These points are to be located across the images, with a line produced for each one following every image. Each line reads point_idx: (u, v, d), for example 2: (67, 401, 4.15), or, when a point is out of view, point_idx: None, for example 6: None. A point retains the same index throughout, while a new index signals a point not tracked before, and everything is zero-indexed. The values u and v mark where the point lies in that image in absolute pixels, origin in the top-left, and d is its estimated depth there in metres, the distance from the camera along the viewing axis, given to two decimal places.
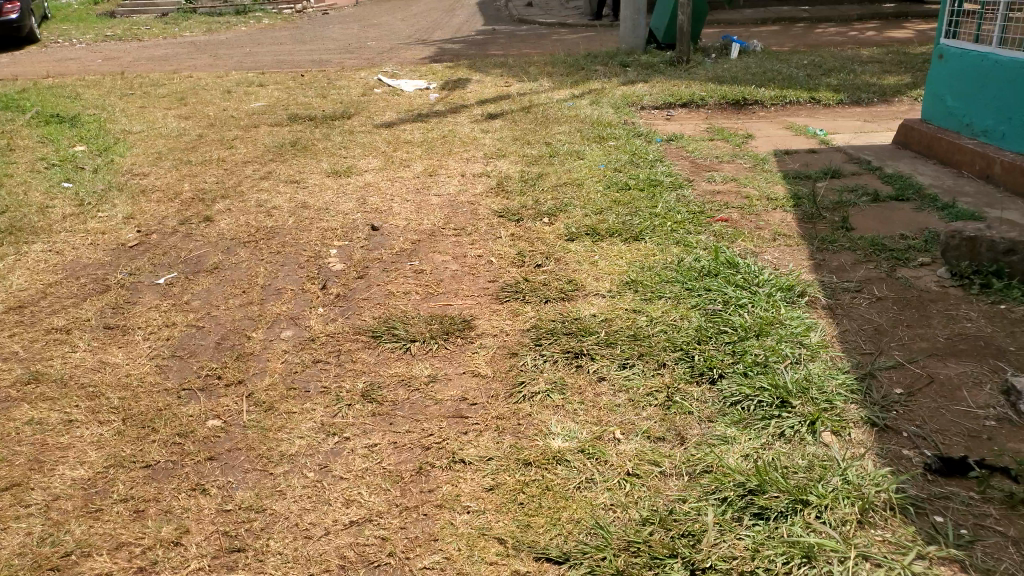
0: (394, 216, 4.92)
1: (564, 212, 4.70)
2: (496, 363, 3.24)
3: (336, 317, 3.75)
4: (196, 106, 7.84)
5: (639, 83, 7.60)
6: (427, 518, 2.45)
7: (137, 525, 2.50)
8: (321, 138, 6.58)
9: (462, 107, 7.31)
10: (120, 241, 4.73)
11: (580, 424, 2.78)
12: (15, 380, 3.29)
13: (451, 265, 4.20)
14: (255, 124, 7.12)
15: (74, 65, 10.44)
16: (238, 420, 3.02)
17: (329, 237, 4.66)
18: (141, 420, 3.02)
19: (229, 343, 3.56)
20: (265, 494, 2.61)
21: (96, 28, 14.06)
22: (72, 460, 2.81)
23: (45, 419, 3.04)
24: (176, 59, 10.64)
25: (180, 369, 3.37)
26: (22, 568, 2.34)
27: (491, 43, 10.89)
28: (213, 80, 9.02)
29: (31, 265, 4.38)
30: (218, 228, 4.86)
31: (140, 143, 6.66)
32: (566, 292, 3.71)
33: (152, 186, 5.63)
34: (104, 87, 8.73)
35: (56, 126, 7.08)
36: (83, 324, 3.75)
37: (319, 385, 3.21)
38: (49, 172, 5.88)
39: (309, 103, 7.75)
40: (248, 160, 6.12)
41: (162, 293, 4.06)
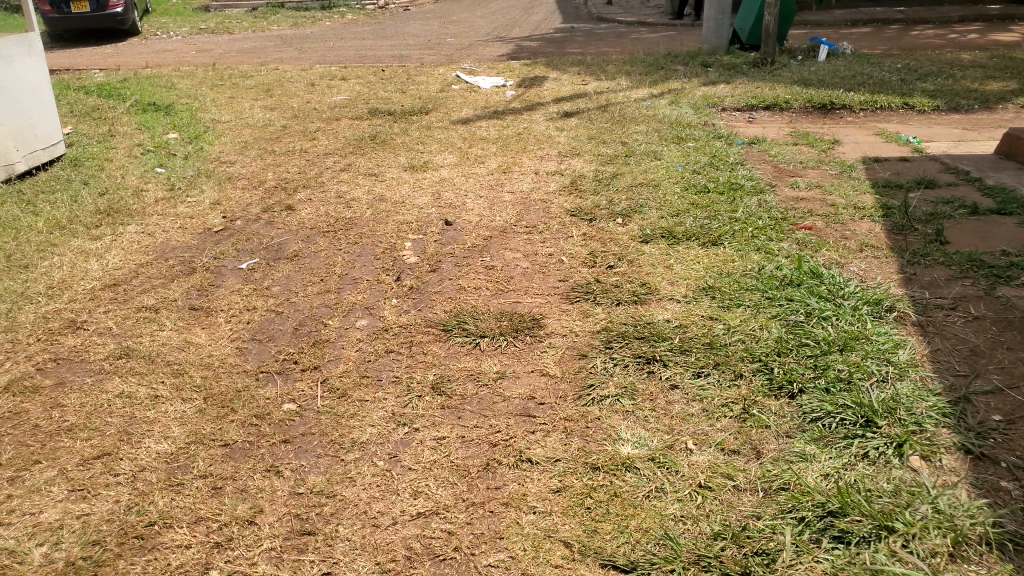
0: (467, 211, 4.94)
1: (639, 212, 4.63)
2: (565, 363, 3.21)
3: (408, 309, 3.78)
4: (281, 98, 8.05)
5: (721, 84, 7.43)
6: (494, 515, 2.45)
7: (215, 502, 2.57)
8: (400, 132, 6.67)
9: (538, 104, 7.29)
10: (207, 226, 4.89)
11: (651, 432, 2.73)
12: (108, 354, 3.44)
13: (522, 262, 4.19)
14: (336, 117, 7.26)
15: (170, 56, 10.87)
16: (312, 406, 3.08)
17: (404, 231, 4.71)
18: (222, 399, 3.11)
19: (305, 330, 3.64)
20: (336, 480, 2.66)
21: (191, 21, 14.60)
22: (158, 434, 2.91)
23: (134, 392, 3.16)
24: (264, 52, 10.95)
25: (259, 352, 3.46)
26: (109, 535, 2.44)
27: (570, 41, 10.84)
28: (298, 73, 9.27)
29: (125, 245, 4.58)
30: (299, 217, 4.97)
31: (228, 131, 6.88)
32: (639, 296, 3.65)
33: (239, 174, 5.81)
34: (197, 77, 9.07)
35: (153, 113, 7.39)
36: (170, 304, 3.89)
37: (391, 375, 3.25)
38: (144, 158, 6.14)
39: (390, 98, 7.86)
40: (329, 152, 6.25)
41: (245, 278, 4.17)
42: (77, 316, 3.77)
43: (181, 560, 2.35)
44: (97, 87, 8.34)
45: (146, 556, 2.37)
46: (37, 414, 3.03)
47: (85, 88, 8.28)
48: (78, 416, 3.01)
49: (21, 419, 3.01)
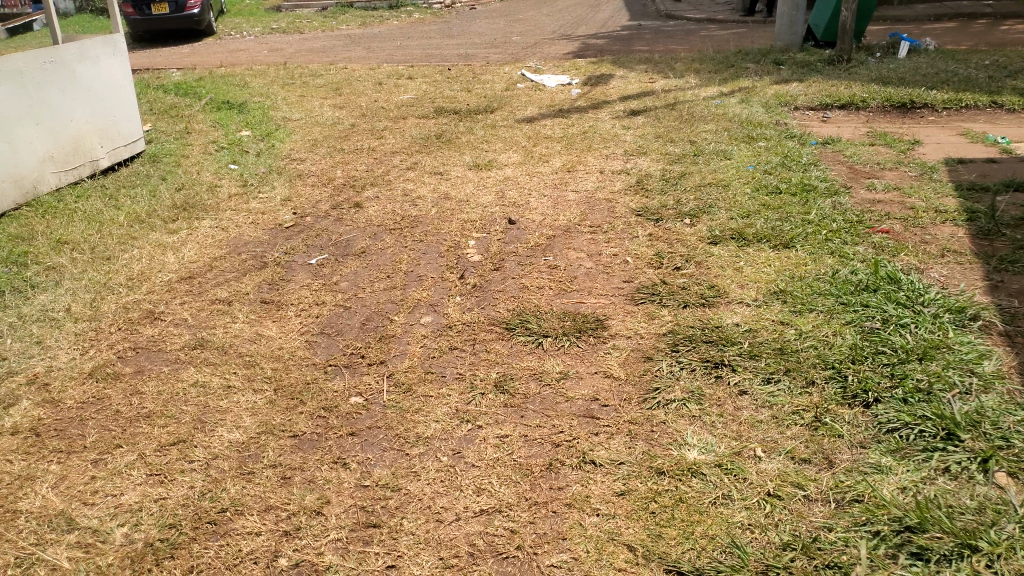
0: (531, 210, 4.94)
1: (707, 213, 4.55)
2: (630, 365, 3.18)
3: (472, 307, 3.80)
4: (350, 97, 8.20)
5: (793, 82, 7.24)
6: (557, 516, 2.44)
7: (284, 491, 2.64)
8: (465, 131, 6.70)
9: (604, 103, 7.23)
10: (278, 221, 5.02)
11: (718, 437, 2.68)
12: (184, 344, 3.56)
13: (587, 262, 4.16)
14: (403, 116, 7.36)
15: (243, 56, 11.18)
16: (378, 400, 3.12)
17: (468, 229, 4.74)
18: (291, 391, 3.19)
19: (372, 325, 3.70)
20: (401, 473, 2.69)
21: (263, 22, 15.00)
22: (230, 423, 3.00)
23: (208, 382, 3.26)
24: (333, 52, 11.17)
25: (327, 346, 3.54)
26: (184, 519, 2.52)
27: (637, 39, 10.73)
28: (367, 72, 9.41)
29: (200, 239, 4.73)
30: (367, 214, 5.06)
31: (298, 130, 7.04)
32: (707, 298, 3.59)
33: (309, 172, 5.94)
34: (269, 76, 9.31)
35: (227, 112, 7.61)
36: (242, 297, 4.01)
37: (455, 372, 3.27)
38: (219, 154, 6.33)
39: (455, 97, 7.92)
40: (396, 151, 6.33)
41: (314, 273, 4.27)
42: (155, 307, 3.91)
43: (252, 546, 2.42)
44: (175, 86, 8.64)
45: (219, 541, 2.44)
46: (118, 400, 3.15)
47: (164, 87, 8.60)
48: (155, 403, 3.13)
49: (103, 404, 3.14)
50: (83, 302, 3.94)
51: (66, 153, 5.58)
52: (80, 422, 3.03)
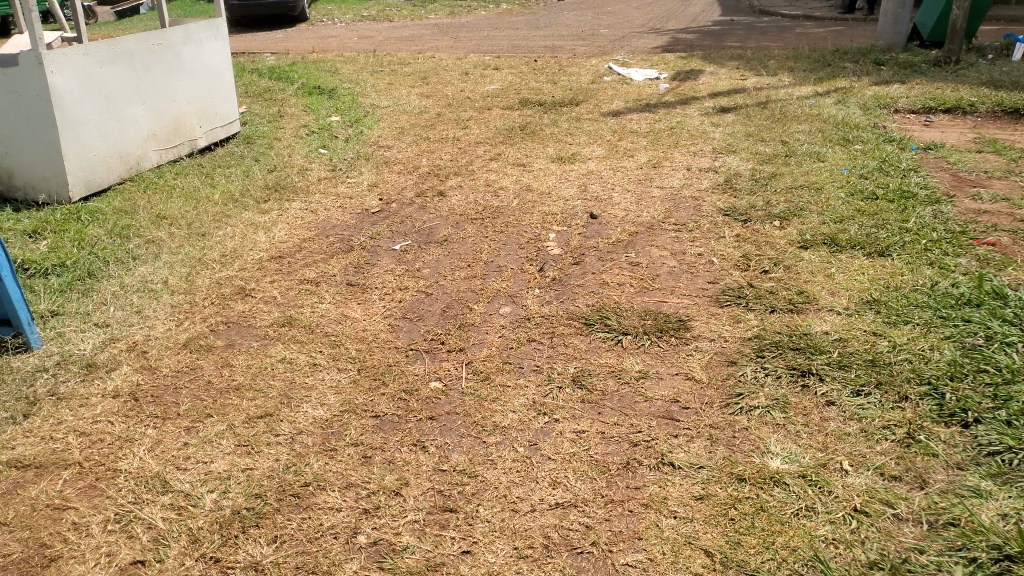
0: (614, 205, 4.90)
1: (797, 216, 4.43)
2: (712, 369, 3.13)
3: (552, 300, 3.80)
4: (436, 86, 8.29)
5: (894, 83, 6.95)
6: (633, 515, 2.43)
7: (364, 470, 2.71)
8: (549, 124, 6.69)
9: (692, 99, 7.10)
10: (364, 207, 5.13)
11: (803, 448, 2.62)
12: (273, 321, 3.69)
13: (669, 261, 4.10)
14: (488, 106, 7.39)
15: (334, 43, 11.43)
16: (457, 386, 3.17)
17: (550, 222, 4.73)
18: (374, 372, 3.27)
19: (452, 312, 3.75)
20: (478, 461, 2.72)
21: (354, 9, 15.30)
22: (315, 400, 3.09)
23: (295, 358, 3.37)
24: (421, 40, 11.31)
25: (409, 330, 3.60)
26: (270, 490, 2.62)
27: (728, 35, 10.49)
28: (454, 62, 9.50)
29: (290, 220, 4.88)
30: (450, 203, 5.12)
31: (386, 117, 7.17)
32: (795, 304, 3.49)
33: (395, 159, 6.04)
34: (360, 63, 9.50)
35: (318, 97, 7.81)
36: (329, 279, 4.12)
37: (533, 364, 3.28)
38: (309, 138, 6.51)
39: (541, 88, 7.91)
40: (481, 141, 6.37)
41: (397, 259, 4.34)
42: (247, 284, 4.06)
43: (332, 521, 2.49)
44: (269, 70, 8.91)
45: (301, 514, 2.52)
46: (210, 371, 3.29)
47: (259, 71, 8.88)
48: (244, 376, 3.25)
49: (196, 374, 3.28)
50: (180, 275, 4.12)
51: (167, 133, 5.83)
52: (174, 389, 3.18)
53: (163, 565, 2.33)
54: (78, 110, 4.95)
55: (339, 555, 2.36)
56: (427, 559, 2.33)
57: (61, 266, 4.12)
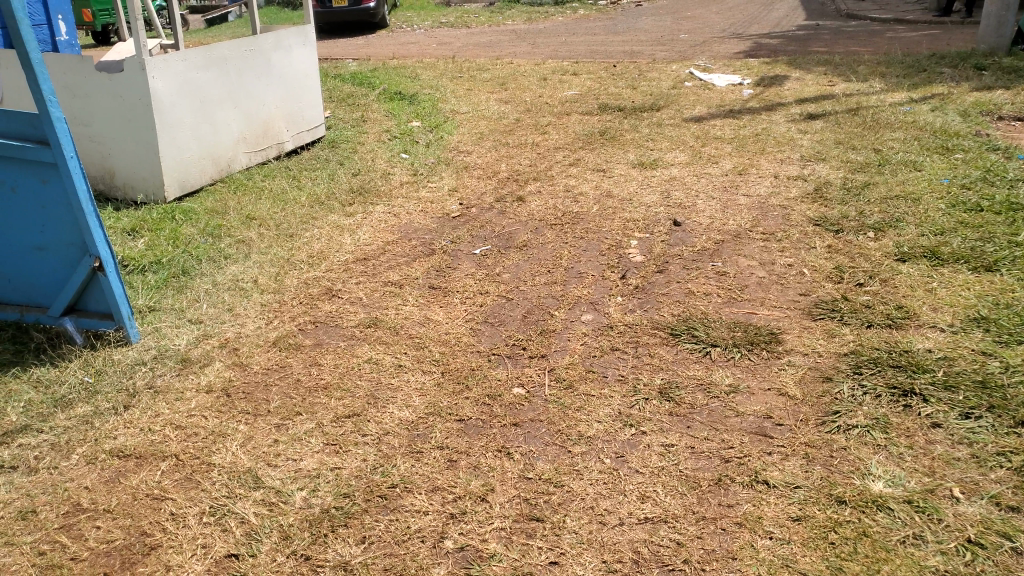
0: (698, 213, 4.80)
1: (894, 227, 4.24)
2: (806, 385, 3.02)
3: (635, 309, 3.74)
4: (515, 91, 8.31)
5: (997, 89, 6.61)
6: (727, 534, 2.36)
7: (450, 474, 2.71)
8: (630, 129, 6.62)
9: (778, 105, 6.92)
10: (445, 211, 5.17)
11: (907, 471, 2.50)
12: (358, 321, 3.74)
13: (758, 272, 3.99)
14: (567, 112, 7.37)
15: (414, 49, 11.62)
16: (540, 393, 3.14)
17: (631, 228, 4.67)
18: (457, 376, 3.27)
19: (533, 318, 3.73)
20: (564, 470, 2.69)
21: (433, 15, 15.52)
22: (400, 402, 3.11)
23: (380, 359, 3.41)
24: (498, 46, 11.38)
25: (490, 335, 3.59)
26: (358, 490, 2.64)
27: (814, 39, 10.19)
28: (532, 67, 9.51)
29: (374, 223, 4.96)
30: (530, 208, 5.11)
31: (466, 122, 7.22)
32: (894, 320, 3.34)
33: (474, 164, 6.08)
34: (439, 69, 9.62)
35: (399, 102, 7.93)
36: (412, 282, 4.16)
37: (617, 373, 3.23)
38: (391, 143, 6.61)
39: (620, 94, 7.84)
40: (560, 146, 6.35)
41: (478, 263, 4.35)
42: (333, 285, 4.13)
43: (420, 524, 2.49)
44: (352, 75, 9.11)
45: (389, 516, 2.53)
46: (299, 370, 3.36)
47: (341, 77, 9.09)
48: (332, 375, 3.30)
49: (286, 372, 3.35)
50: (270, 275, 4.22)
51: (256, 135, 6.00)
52: (264, 387, 3.24)
53: (256, 560, 2.37)
54: (175, 113, 5.14)
55: (427, 559, 2.36)
56: (515, 568, 2.31)
57: (157, 264, 4.28)
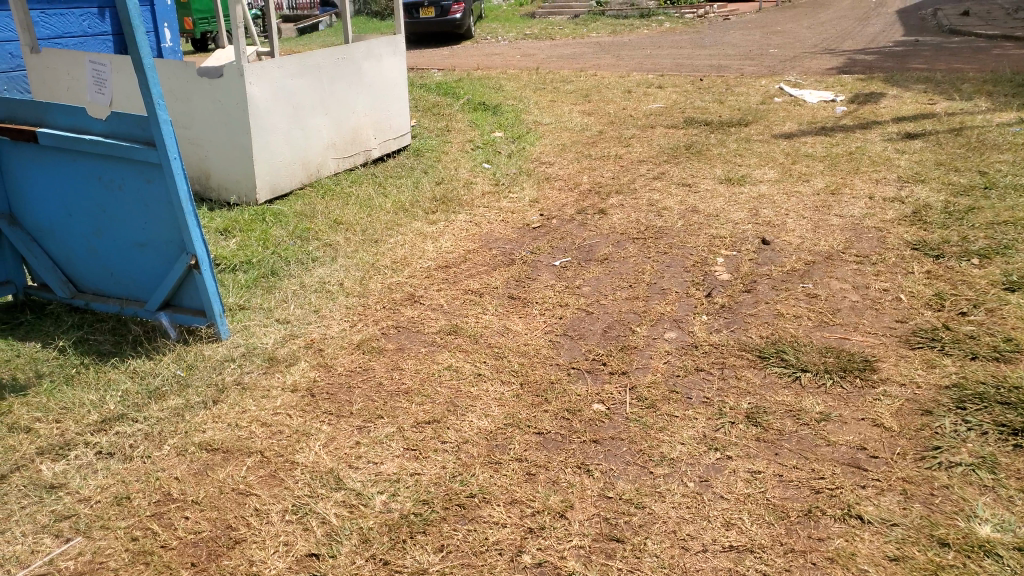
0: (788, 232, 4.66)
1: (1002, 254, 4.02)
2: (904, 417, 2.87)
3: (720, 329, 3.64)
4: (598, 103, 8.27)
5: None
6: (818, 570, 2.26)
7: (529, 487, 2.68)
8: (716, 144, 6.49)
9: (873, 123, 6.67)
10: (526, 221, 5.17)
11: (1018, 517, 2.35)
12: (439, 328, 3.76)
13: (852, 295, 3.83)
14: (651, 125, 7.28)
15: (498, 60, 11.72)
16: (621, 411, 3.08)
17: (717, 245, 4.57)
18: (536, 388, 3.25)
19: (614, 333, 3.67)
20: (645, 491, 2.63)
21: (517, 27, 15.64)
22: (479, 411, 3.10)
23: (460, 367, 3.41)
24: (582, 58, 11.37)
25: (570, 348, 3.56)
26: (436, 497, 2.64)
27: (913, 56, 9.81)
28: (616, 80, 9.46)
29: (456, 232, 4.99)
30: (611, 221, 5.06)
31: (548, 133, 7.22)
32: (1002, 352, 3.16)
33: (556, 175, 6.07)
34: (523, 80, 9.67)
35: (482, 113, 8.00)
36: (492, 291, 4.16)
37: (701, 395, 3.14)
38: (474, 153, 6.67)
39: (707, 108, 7.70)
40: (644, 159, 6.28)
41: (557, 275, 4.33)
42: (415, 291, 4.17)
43: (498, 537, 2.47)
44: (437, 85, 9.24)
45: (467, 526, 2.52)
46: (381, 373, 3.39)
47: (426, 86, 9.24)
48: (413, 381, 3.32)
49: (368, 375, 3.39)
50: (354, 279, 4.30)
51: (345, 142, 6.14)
52: (348, 388, 3.29)
53: (336, 561, 2.39)
54: (269, 118, 5.31)
55: (504, 572, 2.34)
56: None
57: (248, 264, 4.42)
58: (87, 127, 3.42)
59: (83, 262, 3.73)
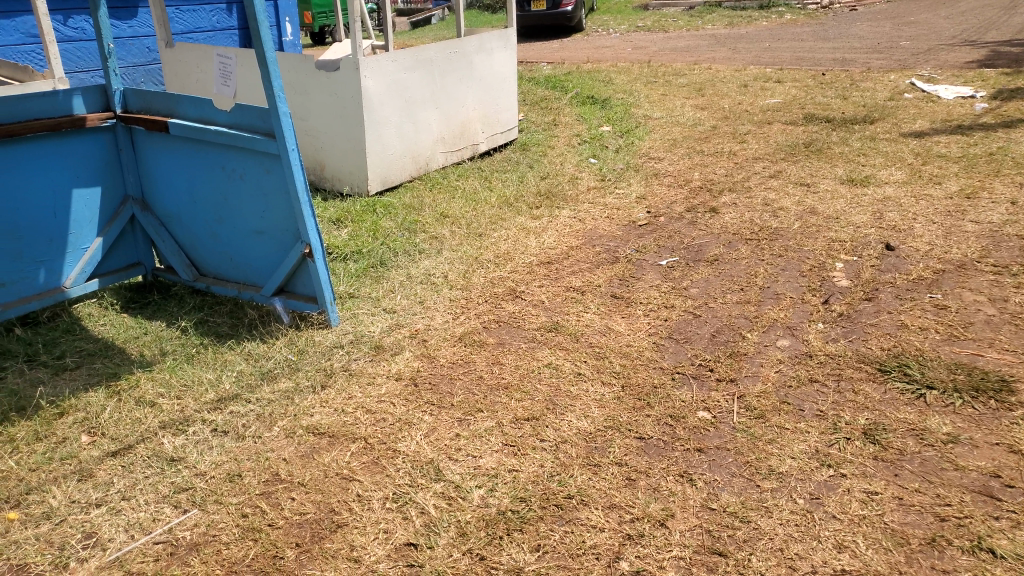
0: (915, 237, 4.36)
1: None
2: None
3: (838, 338, 3.44)
4: (712, 98, 8.02)
5: None
6: None
7: (629, 492, 2.62)
8: (838, 142, 6.16)
9: (1018, 122, 6.16)
10: (632, 219, 5.07)
11: None
12: (540, 325, 3.74)
13: (987, 309, 3.54)
14: (768, 120, 6.99)
15: (609, 53, 11.57)
16: (727, 420, 2.96)
17: (837, 249, 4.33)
18: (638, 392, 3.17)
19: (723, 338, 3.54)
20: (751, 505, 2.51)
21: (630, 19, 15.39)
22: (578, 411, 3.06)
23: (560, 365, 3.37)
24: (696, 51, 11.07)
25: (675, 352, 3.45)
26: (534, 496, 2.62)
27: None
28: (732, 73, 9.15)
29: (560, 227, 4.95)
30: (723, 220, 4.88)
31: (659, 128, 7.06)
32: None
33: (666, 171, 5.92)
34: (634, 74, 9.50)
35: (591, 107, 7.91)
36: (594, 289, 4.10)
37: (815, 408, 2.98)
38: (582, 147, 6.60)
39: (829, 104, 7.32)
40: (759, 157, 6.03)
41: (664, 275, 4.22)
42: (518, 286, 4.16)
43: (595, 541, 2.42)
44: (546, 79, 9.21)
45: (564, 527, 2.49)
46: (482, 367, 3.40)
47: (535, 80, 9.23)
48: (513, 376, 3.31)
49: (469, 368, 3.40)
50: (458, 272, 4.33)
51: (454, 136, 6.21)
52: (449, 380, 3.32)
53: (433, 552, 2.41)
54: (382, 111, 5.43)
55: None
56: None
57: (358, 253, 4.54)
58: (213, 119, 3.58)
59: (206, 247, 3.92)
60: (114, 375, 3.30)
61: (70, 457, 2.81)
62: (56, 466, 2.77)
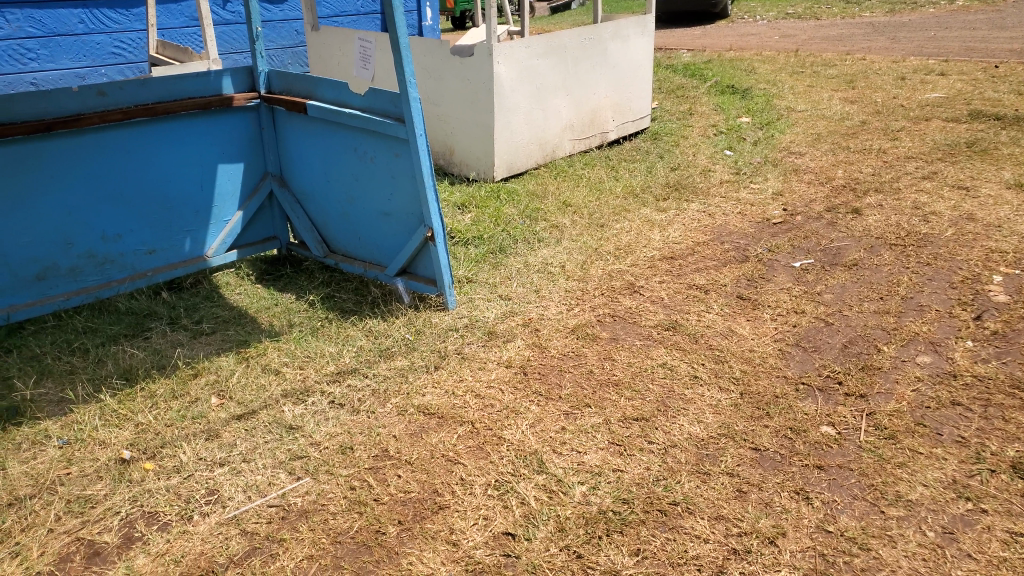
0: None
1: None
2: None
3: (988, 359, 3.13)
4: (865, 90, 7.50)
5: None
6: None
7: (738, 505, 2.49)
8: (1007, 142, 5.60)
9: None
10: (766, 216, 4.82)
11: None
12: (658, 322, 3.63)
13: None
14: (927, 116, 6.46)
15: (753, 40, 11.09)
16: (854, 438, 2.76)
17: (995, 261, 3.93)
18: (758, 400, 3.01)
19: (856, 350, 3.30)
20: (873, 532, 2.33)
21: (779, 5, 14.66)
22: (691, 416, 2.94)
23: (675, 366, 3.26)
24: (851, 40, 10.38)
25: (802, 361, 3.26)
26: (638, 498, 2.55)
27: None
28: (889, 65, 8.52)
29: (687, 222, 4.79)
30: (866, 223, 4.56)
31: (802, 121, 6.68)
32: None
33: (806, 167, 5.60)
34: (780, 63, 9.04)
35: (730, 96, 7.60)
36: (719, 288, 3.94)
37: (955, 434, 2.72)
38: (717, 139, 6.35)
39: (1000, 100, 6.66)
40: (913, 155, 5.58)
41: (796, 277, 3.99)
42: (637, 280, 4.06)
43: (698, 551, 2.33)
44: (685, 66, 8.93)
45: (666, 534, 2.40)
46: (593, 361, 3.34)
47: (674, 67, 8.97)
48: (624, 373, 3.24)
49: (581, 361, 3.35)
50: (577, 262, 4.28)
51: (584, 123, 6.14)
52: (559, 372, 3.29)
53: (531, 545, 2.39)
54: (513, 98, 5.44)
55: None
56: None
57: (480, 239, 4.58)
58: (348, 102, 3.70)
59: (337, 225, 4.08)
60: (245, 343, 3.50)
61: (201, 417, 3.00)
62: (188, 424, 2.97)
